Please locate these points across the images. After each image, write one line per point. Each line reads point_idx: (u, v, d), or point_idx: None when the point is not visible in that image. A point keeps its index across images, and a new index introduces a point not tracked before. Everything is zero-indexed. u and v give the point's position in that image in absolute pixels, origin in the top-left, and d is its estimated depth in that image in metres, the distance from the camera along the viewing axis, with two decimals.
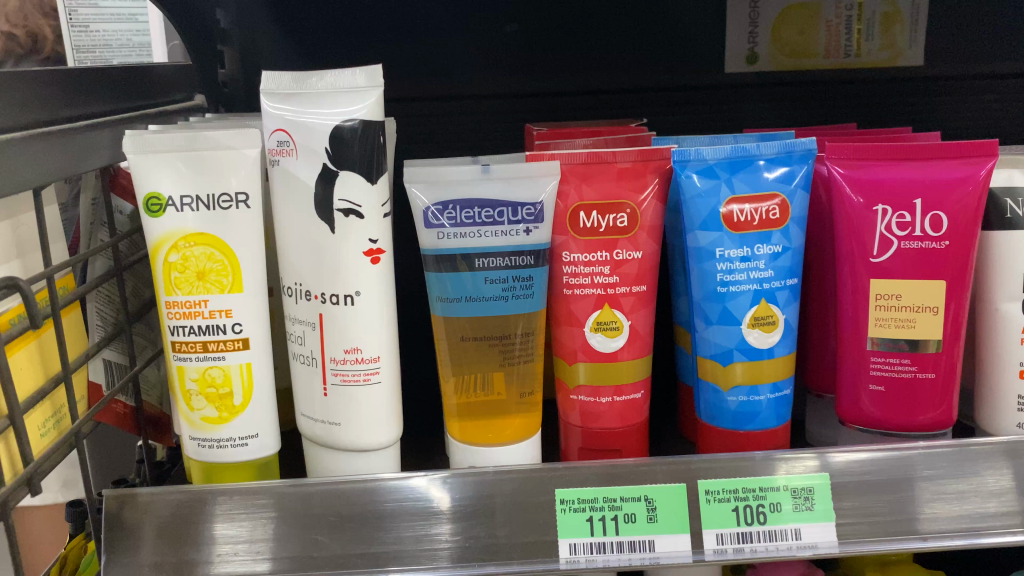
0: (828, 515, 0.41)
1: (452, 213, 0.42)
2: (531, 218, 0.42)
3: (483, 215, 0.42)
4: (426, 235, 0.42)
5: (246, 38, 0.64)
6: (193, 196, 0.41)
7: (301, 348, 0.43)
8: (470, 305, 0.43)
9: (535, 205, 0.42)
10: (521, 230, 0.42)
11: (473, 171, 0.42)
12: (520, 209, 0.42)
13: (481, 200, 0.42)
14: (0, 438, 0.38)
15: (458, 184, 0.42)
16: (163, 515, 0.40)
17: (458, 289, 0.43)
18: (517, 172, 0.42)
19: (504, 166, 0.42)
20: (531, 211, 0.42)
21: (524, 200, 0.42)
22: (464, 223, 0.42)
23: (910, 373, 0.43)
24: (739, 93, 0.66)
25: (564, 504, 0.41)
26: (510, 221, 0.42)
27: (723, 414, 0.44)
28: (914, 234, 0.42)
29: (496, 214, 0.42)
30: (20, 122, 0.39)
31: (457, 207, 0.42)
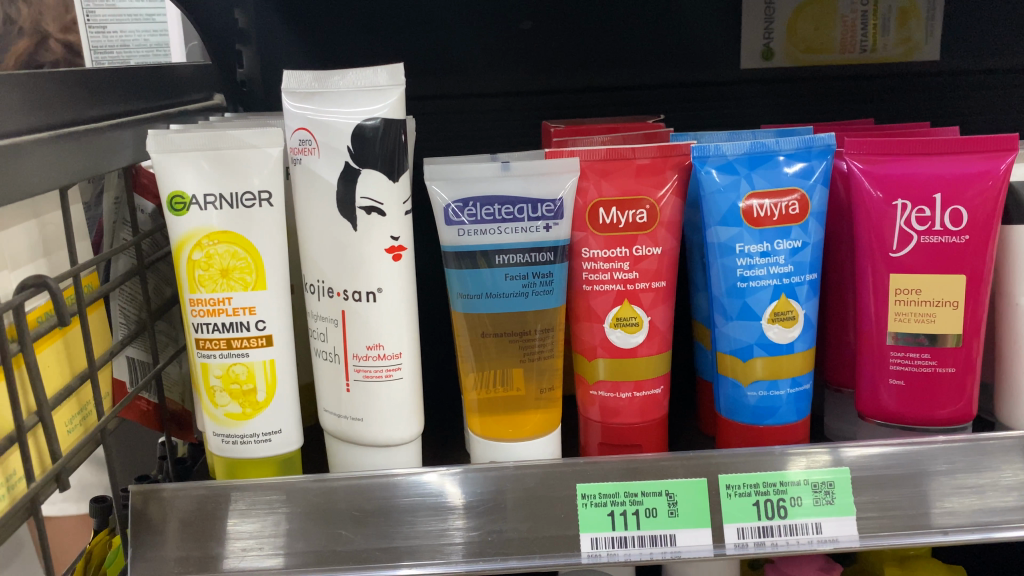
0: (849, 509, 0.41)
1: (472, 210, 0.42)
2: (550, 215, 0.42)
3: (503, 212, 0.42)
4: (446, 232, 0.43)
5: (263, 39, 0.64)
6: (216, 195, 0.41)
7: (324, 344, 0.43)
8: (490, 302, 0.43)
9: (554, 201, 0.42)
10: (541, 226, 0.42)
11: (493, 169, 0.42)
12: (539, 206, 0.42)
13: (501, 197, 0.42)
14: (29, 435, 0.38)
15: (478, 182, 0.42)
16: (187, 510, 0.41)
17: (479, 286, 0.43)
18: (537, 169, 0.42)
19: (523, 163, 0.42)
20: (551, 208, 0.42)
21: (543, 196, 0.42)
22: (484, 219, 0.42)
23: (930, 367, 0.43)
24: (756, 89, 0.66)
25: (585, 498, 0.41)
26: (530, 218, 0.42)
27: (743, 409, 0.44)
28: (934, 229, 0.42)
29: (515, 211, 0.42)
30: (46, 123, 0.39)
31: (477, 204, 0.42)
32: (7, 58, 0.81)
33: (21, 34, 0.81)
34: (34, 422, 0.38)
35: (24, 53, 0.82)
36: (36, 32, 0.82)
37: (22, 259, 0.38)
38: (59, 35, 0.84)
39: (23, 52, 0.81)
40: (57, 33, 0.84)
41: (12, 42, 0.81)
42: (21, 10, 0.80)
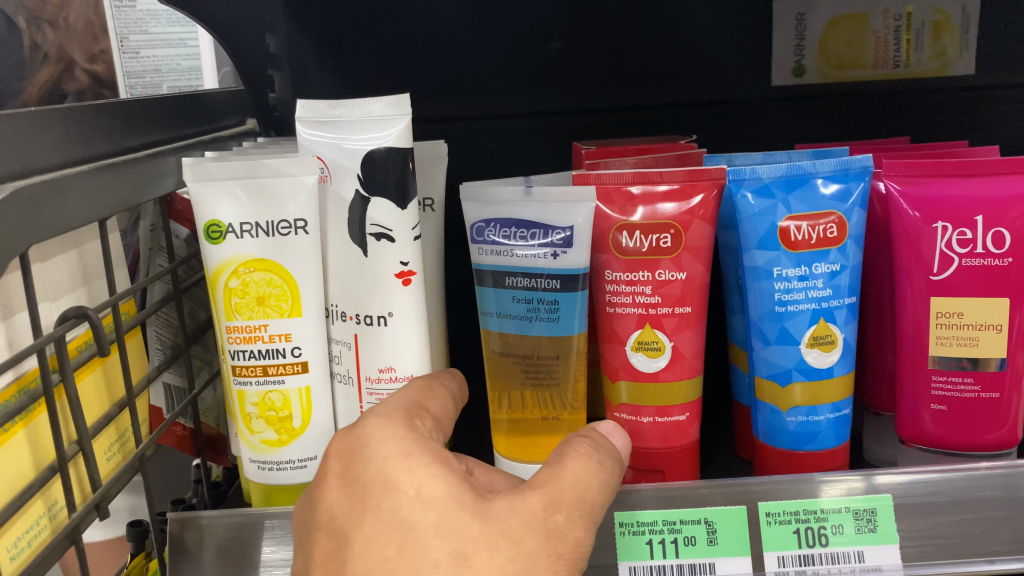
0: (892, 537, 0.40)
1: (492, 230, 0.43)
2: (559, 242, 0.41)
3: (518, 235, 0.42)
4: (471, 251, 0.44)
5: (295, 64, 0.65)
6: (253, 223, 0.41)
7: (340, 366, 0.44)
8: (502, 322, 0.43)
9: (565, 229, 0.41)
10: (549, 253, 0.41)
11: (518, 193, 0.42)
12: (551, 232, 0.41)
13: (518, 220, 0.42)
14: (70, 464, 0.38)
15: (502, 204, 0.42)
16: (225, 537, 0.41)
17: (496, 305, 0.43)
18: (558, 195, 0.41)
19: (547, 189, 0.42)
20: (562, 235, 0.41)
21: (556, 223, 0.41)
22: (501, 242, 0.42)
23: (974, 393, 0.42)
24: (778, 107, 0.65)
25: (623, 527, 0.41)
26: (539, 243, 0.41)
27: (782, 434, 0.44)
28: (976, 251, 0.42)
29: (529, 235, 0.42)
30: (88, 155, 0.40)
31: (497, 225, 0.42)
32: (31, 87, 0.80)
33: (45, 60, 0.80)
34: (75, 451, 0.38)
35: (48, 80, 0.81)
36: (61, 59, 0.82)
37: (62, 290, 0.39)
38: (84, 64, 0.85)
39: (47, 79, 0.80)
40: (82, 62, 0.85)
41: (36, 69, 0.80)
42: (46, 35, 0.81)
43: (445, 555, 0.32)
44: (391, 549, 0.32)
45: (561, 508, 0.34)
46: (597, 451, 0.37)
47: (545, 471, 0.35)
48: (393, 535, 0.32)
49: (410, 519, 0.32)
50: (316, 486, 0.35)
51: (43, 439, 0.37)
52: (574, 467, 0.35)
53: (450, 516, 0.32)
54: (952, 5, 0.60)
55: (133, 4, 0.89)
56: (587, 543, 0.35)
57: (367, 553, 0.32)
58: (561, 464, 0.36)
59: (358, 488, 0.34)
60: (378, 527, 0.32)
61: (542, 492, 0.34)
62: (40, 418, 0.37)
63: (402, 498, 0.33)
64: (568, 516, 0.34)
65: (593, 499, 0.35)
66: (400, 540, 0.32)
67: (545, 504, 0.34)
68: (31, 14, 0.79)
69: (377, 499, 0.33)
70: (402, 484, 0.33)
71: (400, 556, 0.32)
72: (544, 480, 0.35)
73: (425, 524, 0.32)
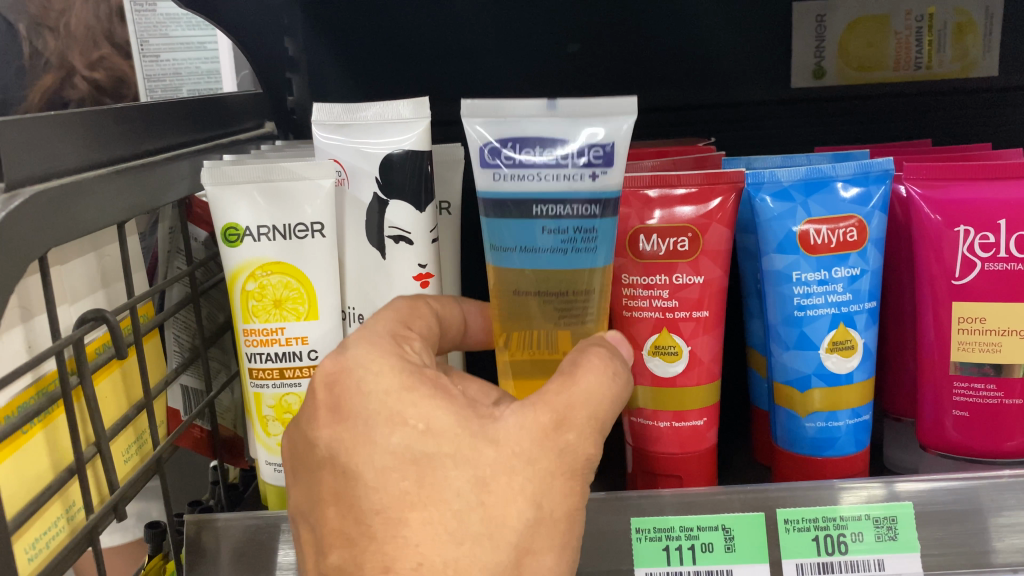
0: (913, 546, 0.39)
1: (511, 151, 0.35)
2: (599, 161, 0.34)
3: (545, 154, 0.34)
4: (481, 176, 0.35)
5: (313, 68, 0.66)
6: (270, 226, 0.41)
7: None
8: (525, 257, 0.36)
9: (605, 144, 0.34)
10: (587, 174, 0.34)
11: (538, 105, 0.35)
12: (586, 149, 0.34)
13: (545, 135, 0.34)
14: (88, 465, 0.39)
15: (522, 119, 0.35)
16: (241, 539, 0.41)
17: (515, 239, 0.36)
18: (588, 109, 0.35)
19: (573, 102, 0.35)
20: (600, 152, 0.34)
21: (593, 138, 0.34)
22: (524, 162, 0.34)
23: (996, 399, 0.42)
24: (789, 111, 0.65)
25: (640, 532, 0.40)
26: (574, 163, 0.34)
27: (802, 441, 0.44)
28: (999, 255, 0.41)
29: (558, 155, 0.34)
30: (106, 158, 0.40)
31: (517, 144, 0.35)
32: (32, 94, 0.81)
33: (47, 67, 0.81)
34: (93, 453, 0.39)
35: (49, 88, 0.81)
36: (63, 66, 0.82)
37: (81, 292, 0.39)
38: (84, 71, 0.84)
39: (49, 86, 0.81)
40: (82, 69, 0.84)
41: (38, 77, 0.81)
42: (47, 41, 0.81)
43: (465, 482, 0.33)
44: (409, 483, 0.32)
45: (572, 428, 0.34)
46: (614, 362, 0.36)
47: (558, 379, 0.34)
48: (409, 468, 0.32)
49: (424, 452, 0.33)
50: (304, 417, 0.35)
51: (61, 441, 0.37)
52: (588, 380, 0.34)
53: (462, 447, 0.33)
54: (976, 6, 0.59)
55: (153, 7, 0.88)
56: (597, 458, 0.35)
57: (382, 488, 0.32)
58: (574, 376, 0.34)
59: (356, 421, 0.33)
60: (388, 460, 0.33)
61: (552, 407, 0.34)
62: (57, 420, 0.37)
63: (411, 432, 0.33)
64: (579, 433, 0.34)
65: (604, 413, 0.35)
66: (416, 473, 0.32)
67: (554, 421, 0.34)
68: (33, 21, 0.80)
69: (384, 434, 0.33)
70: (409, 418, 0.33)
71: (421, 489, 0.32)
72: (556, 393, 0.34)
73: (441, 457, 0.33)
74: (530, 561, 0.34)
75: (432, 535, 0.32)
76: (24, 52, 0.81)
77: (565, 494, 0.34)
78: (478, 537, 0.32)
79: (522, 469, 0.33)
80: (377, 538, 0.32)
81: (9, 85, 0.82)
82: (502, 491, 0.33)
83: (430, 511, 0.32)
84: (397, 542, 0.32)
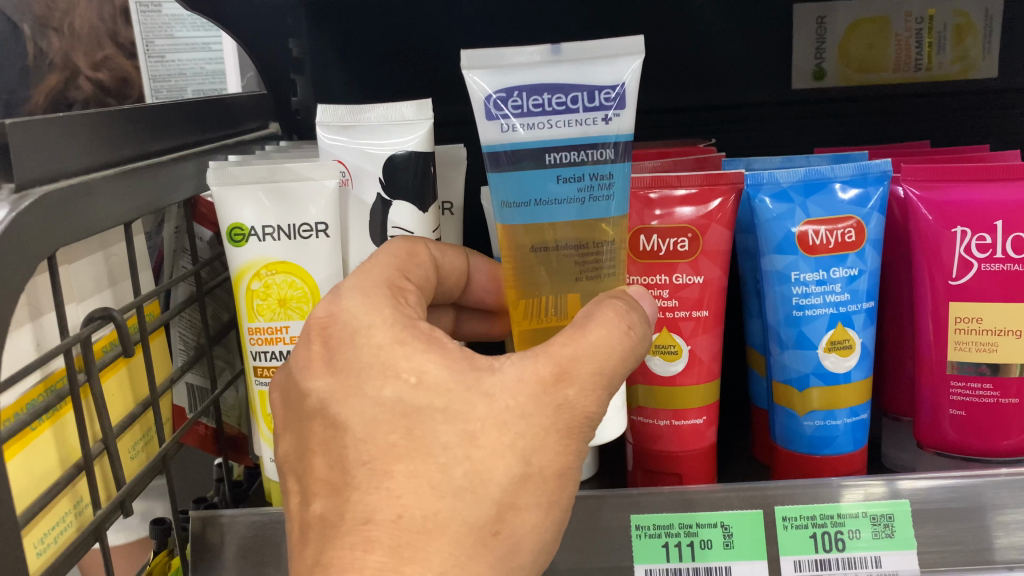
0: (910, 543, 0.40)
1: (519, 100, 0.35)
2: (610, 103, 0.35)
3: (555, 102, 0.35)
4: (487, 128, 0.35)
5: (317, 69, 0.66)
6: (275, 226, 0.41)
7: None
8: (540, 210, 0.36)
9: (615, 87, 0.35)
10: (600, 118, 0.35)
11: (541, 53, 0.35)
12: (597, 93, 0.35)
13: (554, 83, 0.35)
14: (95, 462, 0.39)
15: (527, 68, 0.35)
16: (245, 535, 0.41)
17: (528, 191, 0.35)
18: (592, 52, 0.35)
19: (577, 45, 0.35)
20: (611, 94, 0.35)
21: (603, 81, 0.35)
22: (536, 111, 0.35)
23: (992, 399, 0.42)
24: (794, 112, 0.65)
25: (639, 529, 0.41)
26: (586, 108, 0.35)
27: (800, 439, 0.44)
28: (995, 256, 0.41)
29: (568, 100, 0.35)
30: (114, 158, 0.41)
31: (525, 93, 0.35)
32: (36, 95, 0.82)
33: (51, 68, 0.82)
34: (100, 450, 0.39)
35: (53, 89, 0.82)
36: (66, 67, 0.83)
37: (89, 291, 0.40)
38: (88, 72, 0.85)
39: (53, 87, 0.82)
40: (86, 69, 0.85)
41: (42, 77, 0.82)
42: (52, 42, 0.81)
43: (453, 436, 0.32)
44: (397, 435, 0.32)
45: (573, 382, 0.33)
46: (629, 313, 0.35)
47: (569, 332, 0.34)
48: (398, 421, 0.32)
49: (413, 406, 0.32)
50: (299, 368, 0.35)
51: (69, 438, 0.38)
52: (599, 333, 0.34)
53: (455, 401, 0.32)
54: (975, 8, 0.59)
55: (159, 8, 0.88)
56: (598, 416, 0.34)
57: (371, 441, 0.32)
58: (585, 328, 0.34)
59: (349, 372, 0.33)
60: (377, 412, 0.32)
61: (555, 358, 0.33)
62: (66, 417, 0.38)
63: (403, 385, 0.33)
64: (580, 389, 0.33)
65: (616, 367, 0.34)
66: (406, 426, 0.32)
67: (555, 375, 0.33)
68: (38, 21, 0.80)
69: (376, 386, 0.33)
70: (402, 370, 0.33)
71: (407, 441, 0.32)
72: (564, 344, 0.34)
73: (430, 409, 0.32)
74: (512, 516, 0.33)
75: (416, 487, 0.31)
76: (28, 52, 0.80)
77: (557, 452, 0.33)
78: (461, 491, 0.32)
79: (514, 423, 0.32)
80: (359, 488, 0.31)
81: (15, 85, 0.81)
82: (491, 444, 0.32)
83: (414, 463, 0.32)
84: (379, 492, 0.31)
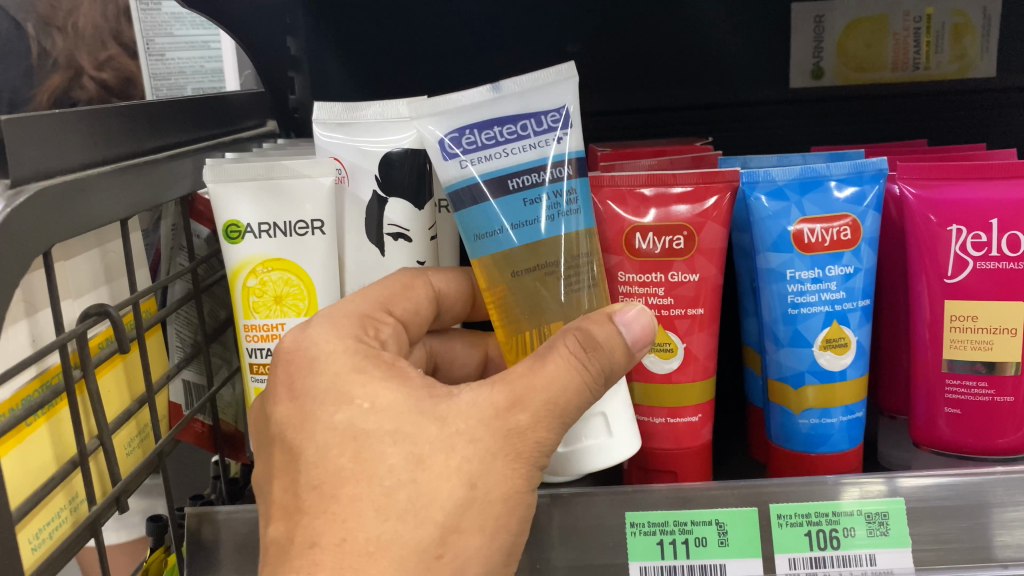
0: (904, 541, 0.40)
1: (471, 137, 0.36)
2: (557, 125, 0.36)
3: (506, 132, 0.36)
4: (448, 169, 0.37)
5: (316, 68, 0.66)
6: (271, 223, 0.41)
7: None
8: (518, 233, 0.36)
9: (558, 110, 0.37)
10: (551, 140, 0.36)
11: (482, 91, 0.36)
12: (543, 117, 0.36)
13: (501, 117, 0.36)
14: (91, 458, 0.39)
15: (473, 106, 0.36)
16: (241, 532, 0.41)
17: (499, 219, 0.36)
18: (530, 83, 0.37)
19: (514, 79, 0.37)
20: (556, 117, 0.36)
21: (545, 106, 0.36)
22: (490, 144, 0.36)
23: (988, 396, 0.42)
24: (794, 111, 0.65)
25: (634, 527, 0.41)
26: (536, 133, 0.36)
27: (795, 437, 0.44)
28: (990, 255, 0.41)
29: (518, 129, 0.36)
30: (110, 155, 0.41)
31: (475, 130, 0.36)
32: (41, 94, 0.82)
33: (55, 68, 0.82)
34: (96, 446, 0.39)
35: (57, 88, 0.83)
36: (70, 66, 0.83)
37: (85, 288, 0.40)
38: (92, 72, 0.85)
39: (56, 87, 0.82)
40: (91, 69, 0.85)
41: (46, 77, 0.82)
42: (55, 41, 0.82)
43: (400, 458, 0.33)
44: (345, 458, 0.33)
45: (526, 409, 0.35)
46: (586, 352, 0.35)
47: (531, 362, 0.35)
48: (348, 444, 0.34)
49: (364, 430, 0.34)
50: (268, 393, 0.37)
51: (65, 435, 0.38)
52: (552, 367, 0.35)
53: (406, 423, 0.34)
54: (974, 7, 0.59)
55: (158, 6, 0.88)
56: (551, 443, 0.35)
57: (321, 464, 0.33)
58: (543, 361, 0.35)
59: (305, 399, 0.35)
60: (331, 438, 0.34)
61: (511, 388, 0.35)
62: (61, 413, 0.38)
63: (356, 410, 0.34)
64: (534, 416, 0.35)
65: (571, 402, 0.35)
66: (354, 449, 0.33)
67: (508, 403, 0.35)
68: (41, 20, 0.81)
69: (329, 412, 0.34)
70: (356, 397, 0.35)
71: (356, 464, 0.33)
72: (521, 374, 0.35)
73: (379, 432, 0.34)
74: (457, 541, 0.33)
75: (360, 512, 0.32)
76: (31, 52, 0.81)
77: (505, 475, 0.34)
78: (403, 514, 0.33)
79: (462, 448, 0.34)
80: (309, 512, 0.33)
81: (17, 85, 0.81)
82: (438, 467, 0.33)
83: (360, 486, 0.33)
84: (326, 517, 0.32)
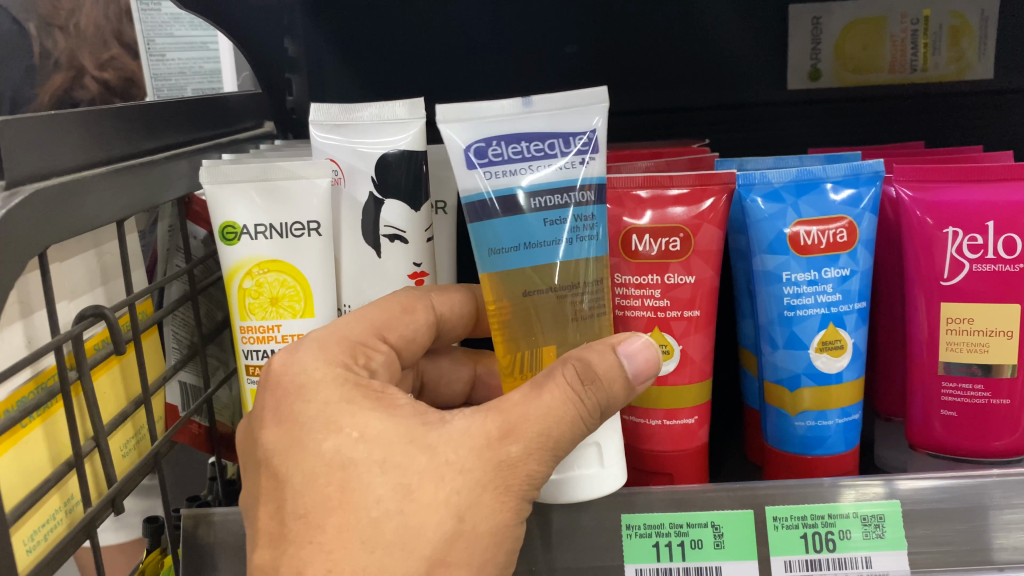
0: (900, 543, 0.40)
1: (499, 148, 0.36)
2: (586, 148, 0.36)
3: (533, 149, 0.36)
4: (468, 176, 0.36)
5: (314, 68, 0.66)
6: (267, 225, 0.41)
7: None
8: (529, 253, 0.36)
9: (588, 133, 0.36)
10: (577, 162, 0.36)
11: (514, 105, 0.36)
12: (572, 139, 0.36)
13: (530, 133, 0.36)
14: (86, 460, 0.39)
15: (502, 119, 0.36)
16: (237, 537, 0.41)
17: (516, 236, 0.36)
18: (564, 103, 0.37)
19: (547, 96, 0.37)
20: (585, 141, 0.36)
21: (576, 128, 0.36)
22: (515, 160, 0.36)
23: (984, 399, 0.42)
24: (797, 111, 0.65)
25: (630, 529, 0.41)
26: (563, 153, 0.36)
27: (792, 439, 0.44)
28: (986, 257, 0.41)
29: (546, 147, 0.36)
30: (106, 157, 0.41)
31: (503, 142, 0.36)
32: (41, 94, 0.79)
33: (56, 67, 0.80)
34: (92, 447, 0.39)
35: (59, 87, 0.80)
36: (71, 67, 0.81)
37: (81, 289, 0.40)
38: (94, 72, 0.84)
39: (58, 87, 0.80)
40: (92, 70, 0.84)
41: (47, 77, 0.79)
42: (57, 41, 0.80)
43: (388, 489, 0.34)
44: (332, 488, 0.34)
45: (518, 440, 0.35)
46: (585, 385, 0.34)
47: (526, 392, 0.35)
48: (334, 475, 0.34)
49: (351, 458, 0.34)
50: (255, 419, 0.37)
51: (60, 436, 0.38)
52: (550, 398, 0.35)
53: (395, 454, 0.34)
54: (972, 9, 0.59)
55: (158, 6, 0.90)
56: (542, 477, 0.35)
57: (308, 494, 0.34)
58: (540, 391, 0.35)
59: (291, 425, 0.36)
60: (319, 467, 0.34)
61: (502, 418, 0.35)
62: (57, 415, 0.38)
63: (344, 439, 0.35)
64: (525, 448, 0.35)
65: (567, 436, 0.35)
66: (341, 479, 0.34)
67: (501, 433, 0.35)
68: (42, 20, 0.79)
69: (317, 439, 0.35)
70: (345, 426, 0.35)
71: (341, 495, 0.34)
72: (515, 403, 0.35)
73: (367, 464, 0.34)
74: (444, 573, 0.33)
75: (347, 543, 0.33)
76: (33, 52, 0.79)
77: (493, 509, 0.34)
78: (390, 546, 0.33)
79: (451, 478, 0.34)
80: (295, 541, 0.33)
81: (18, 84, 0.78)
82: (426, 499, 0.33)
83: (348, 516, 0.33)
84: (312, 547, 0.33)
